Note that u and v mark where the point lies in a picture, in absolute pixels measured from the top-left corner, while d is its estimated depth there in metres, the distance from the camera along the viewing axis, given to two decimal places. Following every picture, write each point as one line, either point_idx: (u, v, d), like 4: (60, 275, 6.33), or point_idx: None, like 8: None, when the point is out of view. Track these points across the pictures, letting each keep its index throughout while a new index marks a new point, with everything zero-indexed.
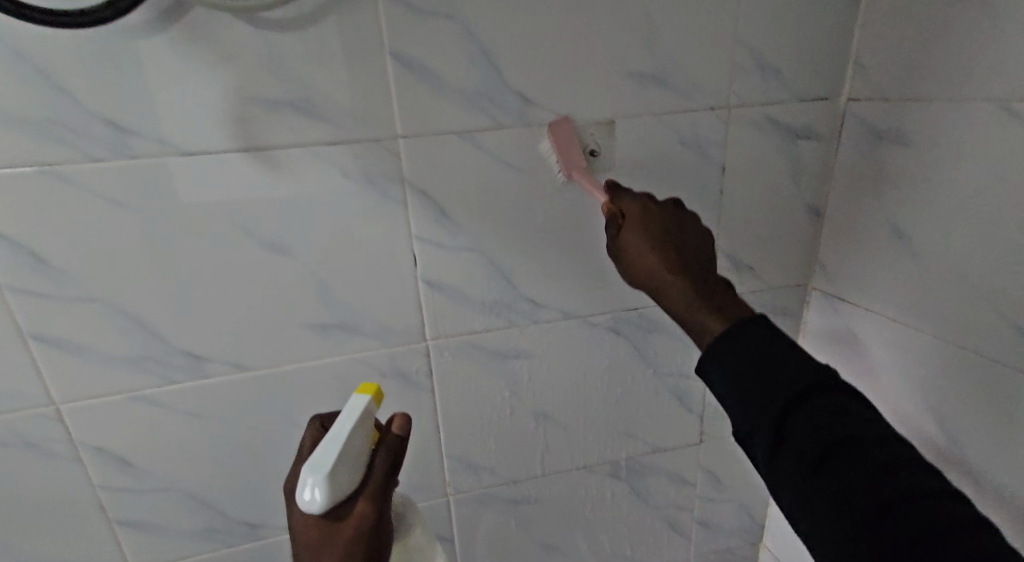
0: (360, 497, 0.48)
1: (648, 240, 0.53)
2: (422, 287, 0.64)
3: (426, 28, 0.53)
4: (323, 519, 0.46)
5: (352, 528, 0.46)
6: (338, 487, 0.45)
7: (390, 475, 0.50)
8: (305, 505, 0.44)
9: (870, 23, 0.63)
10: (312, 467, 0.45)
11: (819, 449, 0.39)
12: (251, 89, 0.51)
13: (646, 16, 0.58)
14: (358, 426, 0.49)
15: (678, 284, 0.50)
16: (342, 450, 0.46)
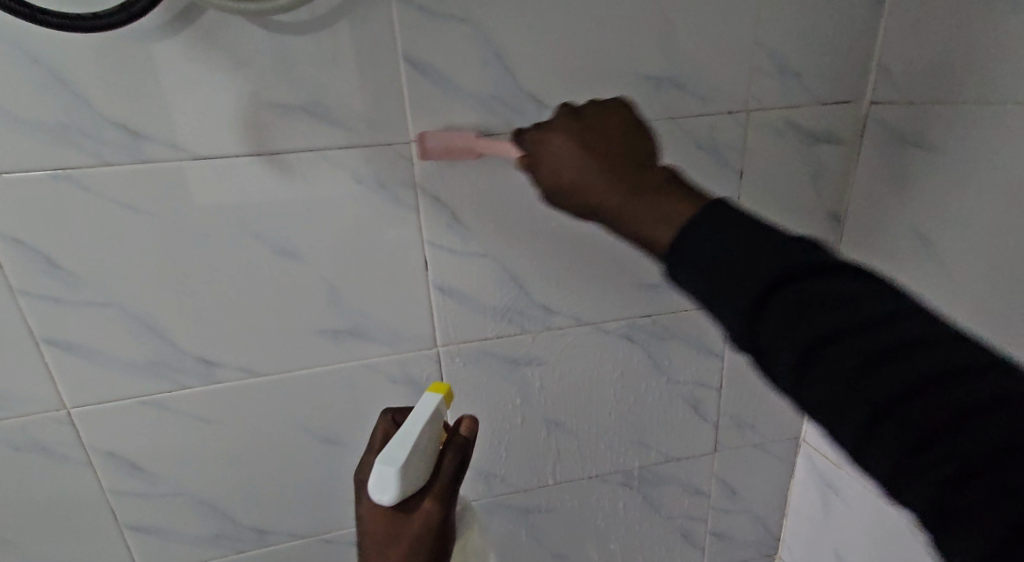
0: (427, 495, 0.48)
1: (575, 156, 0.44)
2: (433, 292, 0.63)
3: (440, 31, 0.53)
4: (393, 513, 0.46)
5: (419, 525, 0.47)
6: (410, 485, 0.46)
7: (457, 474, 0.51)
8: (376, 497, 0.45)
9: (894, 24, 0.61)
10: (383, 461, 0.45)
11: (808, 346, 0.32)
12: (264, 93, 0.51)
13: (663, 19, 0.57)
14: (427, 424, 0.50)
15: (620, 195, 0.41)
16: (413, 448, 0.47)
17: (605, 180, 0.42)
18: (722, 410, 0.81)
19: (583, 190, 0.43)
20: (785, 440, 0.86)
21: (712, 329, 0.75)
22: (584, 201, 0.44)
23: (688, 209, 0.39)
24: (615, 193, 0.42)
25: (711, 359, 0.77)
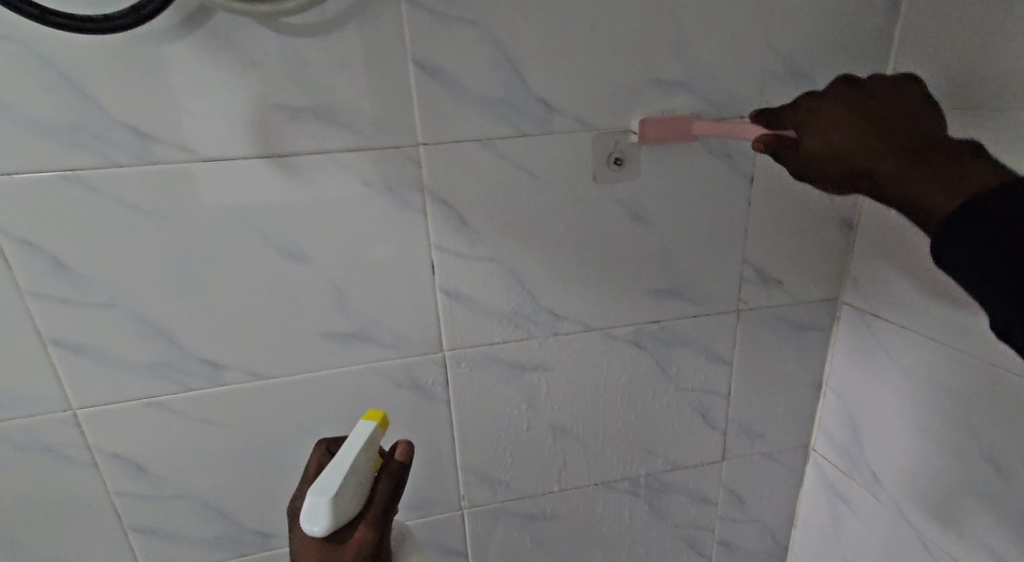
0: (359, 523, 0.49)
1: (855, 125, 0.49)
2: (440, 296, 0.63)
3: (449, 34, 0.52)
4: (323, 545, 0.48)
5: (350, 554, 0.48)
6: (337, 514, 0.47)
7: (388, 501, 0.52)
8: (307, 530, 0.46)
9: (910, 28, 0.60)
10: (314, 493, 0.47)
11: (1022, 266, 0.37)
12: (272, 95, 0.51)
13: (674, 22, 0.56)
14: (360, 453, 0.51)
15: (919, 172, 0.46)
16: (344, 477, 0.48)
17: (881, 147, 0.48)
18: (730, 418, 0.80)
19: (859, 161, 0.49)
20: (794, 450, 0.85)
21: (722, 336, 0.74)
22: (851, 168, 0.49)
23: (979, 180, 0.43)
24: (906, 163, 0.47)
25: (720, 366, 0.76)
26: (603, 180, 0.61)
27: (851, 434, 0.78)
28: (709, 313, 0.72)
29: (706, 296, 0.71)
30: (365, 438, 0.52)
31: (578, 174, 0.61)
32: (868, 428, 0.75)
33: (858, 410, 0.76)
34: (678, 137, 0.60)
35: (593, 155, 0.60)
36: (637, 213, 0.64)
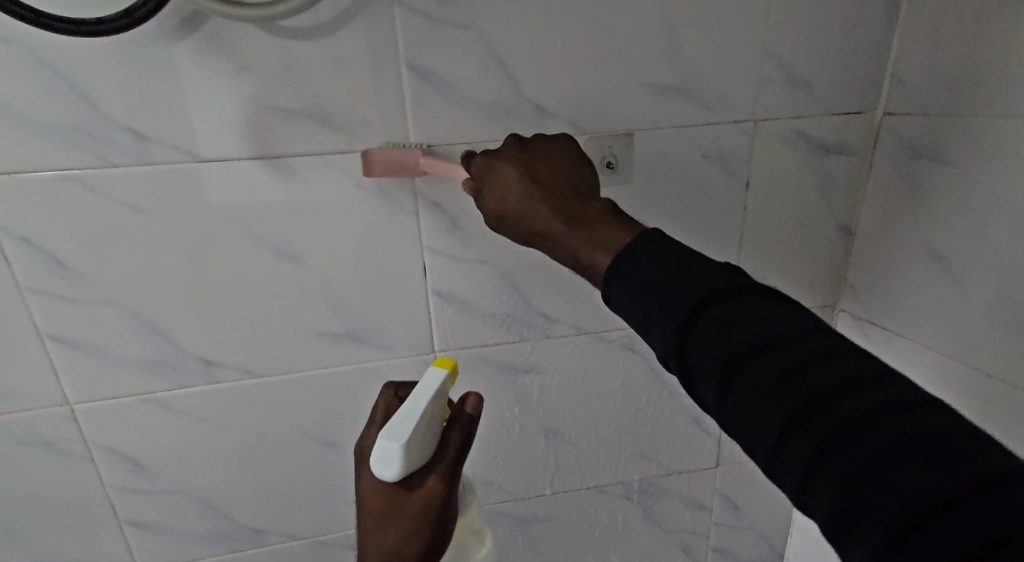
0: (431, 471, 0.48)
1: (525, 181, 0.47)
2: (431, 298, 0.63)
3: (442, 38, 0.53)
4: (393, 488, 0.46)
5: (421, 500, 0.47)
6: (409, 459, 0.45)
7: (460, 453, 0.50)
8: (378, 471, 0.44)
9: (911, 32, 0.59)
10: (387, 435, 0.45)
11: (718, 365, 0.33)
12: (266, 97, 0.51)
13: (670, 27, 0.56)
14: (434, 401, 0.49)
15: (561, 222, 0.44)
16: (417, 420, 0.46)
17: (535, 197, 0.46)
18: None
19: (517, 203, 0.46)
20: None
21: None
22: (529, 228, 0.46)
23: (625, 237, 0.42)
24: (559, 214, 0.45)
25: None
26: None
27: None
28: None
29: None
30: (438, 386, 0.50)
31: None
32: None
33: None
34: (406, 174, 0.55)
35: None
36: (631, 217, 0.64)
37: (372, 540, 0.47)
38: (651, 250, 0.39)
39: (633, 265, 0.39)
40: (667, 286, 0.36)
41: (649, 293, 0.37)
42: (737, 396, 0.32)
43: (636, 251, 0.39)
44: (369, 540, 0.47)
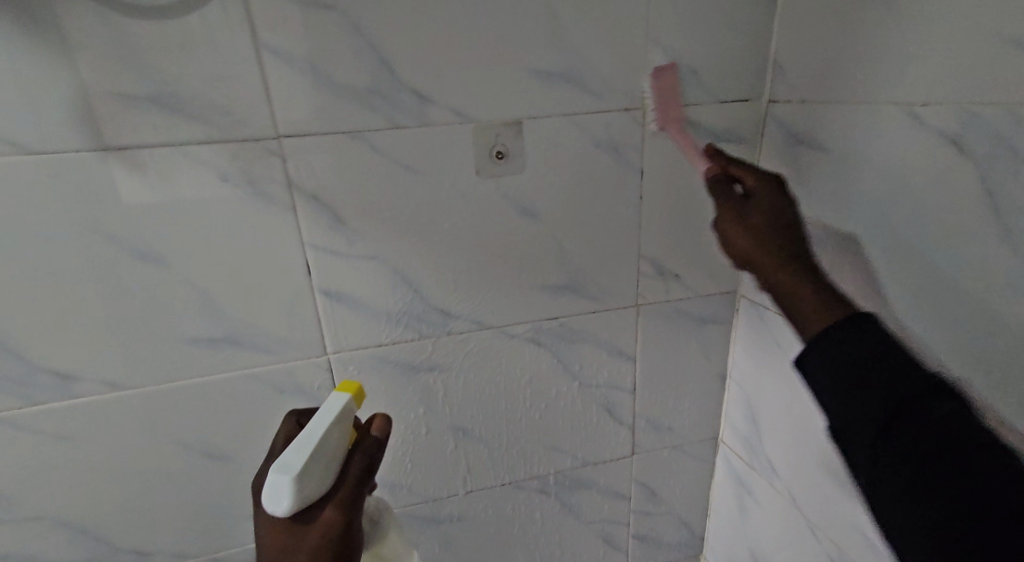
0: (329, 502, 0.45)
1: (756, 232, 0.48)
2: (319, 298, 0.60)
3: (301, 18, 0.49)
4: (289, 523, 0.44)
5: (320, 533, 0.44)
6: (300, 494, 0.43)
7: (361, 483, 0.48)
8: (271, 508, 0.43)
9: (788, 19, 0.59)
10: (278, 470, 0.43)
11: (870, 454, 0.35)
12: (105, 84, 0.47)
13: (547, 10, 0.55)
14: (333, 427, 0.47)
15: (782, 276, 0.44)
16: (312, 451, 0.44)
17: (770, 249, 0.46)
18: (638, 413, 0.80)
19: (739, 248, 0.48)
20: (703, 442, 0.85)
21: (622, 332, 0.73)
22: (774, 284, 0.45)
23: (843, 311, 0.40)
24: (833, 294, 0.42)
25: (624, 362, 0.75)
26: (486, 174, 0.59)
27: (752, 425, 0.79)
28: (607, 309, 0.71)
29: (602, 291, 0.70)
30: (335, 417, 0.48)
31: (459, 169, 0.58)
32: (766, 417, 0.76)
33: (756, 400, 0.77)
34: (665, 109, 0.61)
35: (473, 147, 0.58)
36: (525, 208, 0.62)
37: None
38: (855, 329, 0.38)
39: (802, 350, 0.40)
40: (861, 376, 0.36)
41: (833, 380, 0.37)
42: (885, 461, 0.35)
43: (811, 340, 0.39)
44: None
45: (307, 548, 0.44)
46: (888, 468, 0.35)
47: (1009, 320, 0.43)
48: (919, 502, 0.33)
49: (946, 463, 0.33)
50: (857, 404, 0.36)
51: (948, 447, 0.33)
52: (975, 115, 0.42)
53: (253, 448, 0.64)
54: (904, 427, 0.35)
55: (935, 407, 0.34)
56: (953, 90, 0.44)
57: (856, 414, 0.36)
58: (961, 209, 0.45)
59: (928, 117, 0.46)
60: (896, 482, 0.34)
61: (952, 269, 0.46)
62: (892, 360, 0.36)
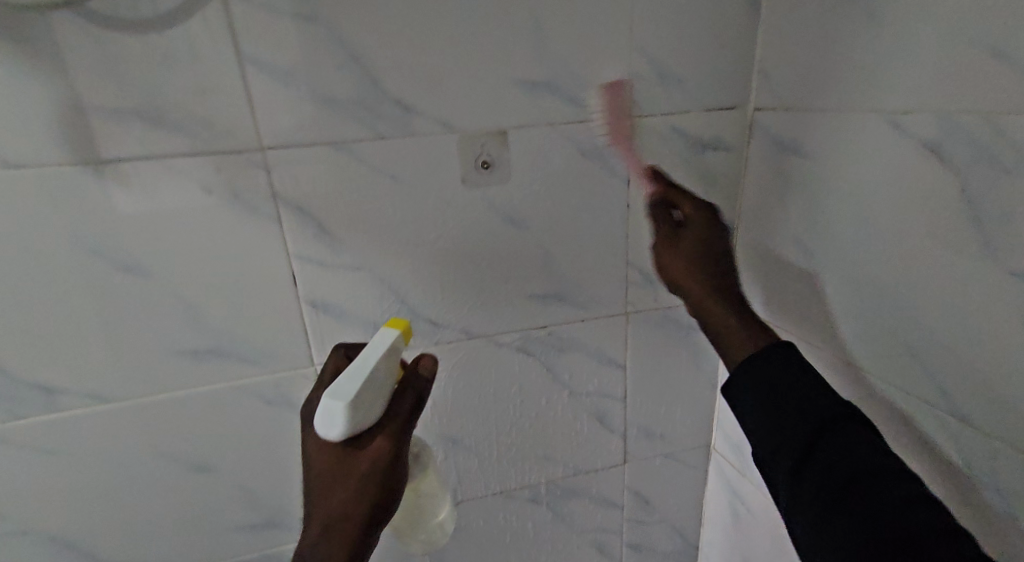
0: (379, 432, 0.47)
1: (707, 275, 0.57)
2: (306, 309, 0.59)
3: (284, 31, 0.50)
4: (342, 448, 0.46)
5: (370, 458, 0.47)
6: (352, 421, 0.43)
7: (410, 418, 0.49)
8: (324, 432, 0.43)
9: (771, 27, 0.60)
10: (332, 395, 0.43)
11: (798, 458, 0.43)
12: (88, 98, 0.47)
13: (531, 20, 0.55)
14: (382, 359, 0.47)
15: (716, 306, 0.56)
16: (365, 378, 0.44)
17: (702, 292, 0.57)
18: (629, 421, 0.79)
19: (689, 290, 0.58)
20: (696, 449, 0.85)
21: (613, 340, 0.73)
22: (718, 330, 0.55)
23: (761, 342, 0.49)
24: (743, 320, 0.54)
25: (614, 370, 0.75)
26: (472, 184, 0.59)
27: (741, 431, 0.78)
28: (597, 317, 0.71)
29: (592, 299, 0.70)
30: (384, 353, 0.47)
31: (445, 179, 0.58)
32: None
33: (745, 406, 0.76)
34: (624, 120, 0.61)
35: (459, 157, 0.58)
36: (512, 217, 0.62)
37: (323, 500, 0.47)
38: (781, 358, 0.48)
39: (739, 381, 0.49)
40: (790, 405, 0.45)
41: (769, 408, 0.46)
42: (805, 477, 0.42)
43: (751, 367, 0.48)
44: (321, 501, 0.47)
45: (359, 473, 0.46)
46: (814, 469, 0.42)
47: (991, 326, 0.43)
48: (834, 514, 0.40)
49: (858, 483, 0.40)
50: (788, 429, 0.44)
51: (857, 469, 0.41)
52: (954, 123, 0.43)
53: (240, 460, 0.63)
54: (822, 449, 0.43)
55: (849, 434, 0.42)
56: (933, 99, 0.44)
57: (784, 436, 0.44)
58: (943, 216, 0.45)
59: (908, 125, 0.46)
60: (821, 491, 0.41)
61: (935, 276, 0.46)
62: (814, 392, 0.45)
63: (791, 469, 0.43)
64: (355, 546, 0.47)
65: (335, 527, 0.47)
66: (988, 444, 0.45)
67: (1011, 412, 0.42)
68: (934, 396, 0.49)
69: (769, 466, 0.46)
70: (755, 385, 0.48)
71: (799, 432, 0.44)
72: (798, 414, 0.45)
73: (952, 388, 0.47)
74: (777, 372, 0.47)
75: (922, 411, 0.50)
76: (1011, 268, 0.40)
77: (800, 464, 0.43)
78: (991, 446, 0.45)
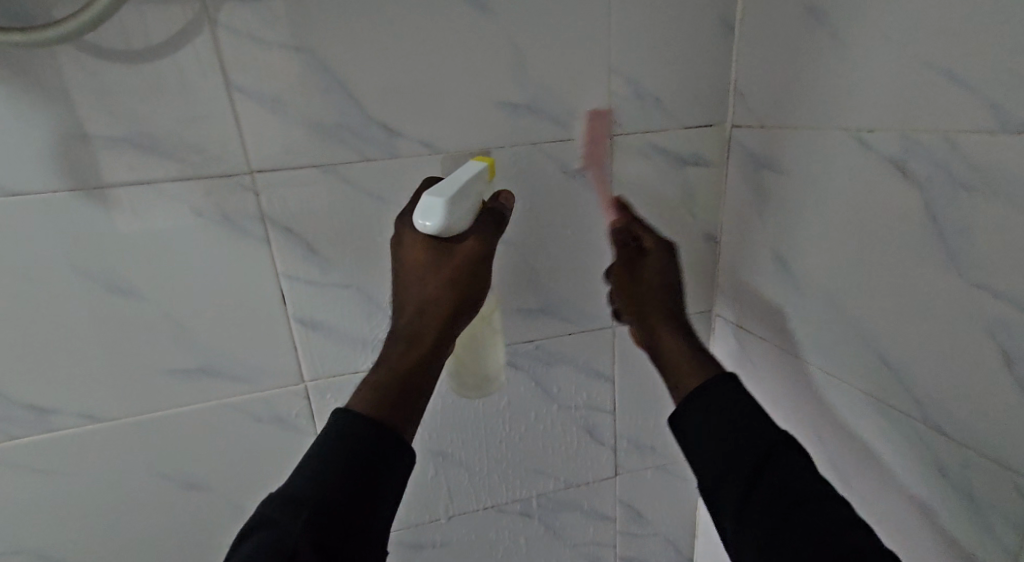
0: (470, 233, 0.51)
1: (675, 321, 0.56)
2: (295, 326, 0.61)
3: (270, 59, 0.51)
4: (436, 243, 0.50)
5: (461, 256, 0.51)
6: (454, 217, 0.48)
7: (496, 234, 0.53)
8: (421, 224, 0.48)
9: (745, 48, 0.62)
10: (433, 193, 0.48)
11: (747, 474, 0.44)
12: (80, 125, 0.49)
13: (511, 45, 0.57)
14: (474, 179, 0.51)
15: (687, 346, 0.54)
16: (460, 185, 0.49)
17: (659, 315, 0.57)
18: (619, 433, 0.80)
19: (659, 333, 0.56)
20: (687, 461, 0.86)
21: (600, 354, 0.74)
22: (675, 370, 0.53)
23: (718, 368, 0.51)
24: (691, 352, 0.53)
25: (602, 383, 0.76)
26: None
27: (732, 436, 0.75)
28: (583, 331, 0.72)
29: (577, 313, 0.71)
30: (479, 171, 0.52)
31: None
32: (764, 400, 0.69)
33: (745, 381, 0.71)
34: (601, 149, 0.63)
35: (443, 177, 0.59)
36: None
37: (413, 293, 0.51)
38: (720, 388, 0.49)
39: (687, 407, 0.49)
40: (737, 430, 0.46)
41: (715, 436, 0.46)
42: (754, 505, 0.43)
43: (696, 397, 0.49)
44: (412, 292, 0.51)
45: (451, 269, 0.51)
46: (764, 484, 0.43)
47: (959, 338, 0.44)
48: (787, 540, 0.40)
49: (803, 509, 0.41)
50: (732, 458, 0.45)
51: (800, 496, 0.42)
52: (917, 142, 0.44)
53: (229, 478, 0.64)
54: (768, 477, 0.43)
55: (787, 457, 0.44)
56: (896, 118, 0.46)
57: (730, 462, 0.45)
58: (910, 232, 0.46)
59: (874, 143, 0.48)
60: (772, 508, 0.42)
61: (906, 289, 0.47)
62: (756, 419, 0.46)
63: (739, 490, 0.44)
64: (441, 335, 0.51)
65: (422, 318, 0.51)
66: (962, 453, 0.46)
67: (982, 421, 0.44)
68: (910, 407, 0.49)
69: (711, 491, 0.46)
70: (702, 411, 0.48)
71: (743, 460, 0.45)
72: (753, 434, 0.45)
73: (926, 398, 0.48)
74: (720, 408, 0.47)
75: (900, 421, 0.51)
76: (976, 283, 0.42)
77: (750, 491, 0.43)
78: (965, 456, 0.46)
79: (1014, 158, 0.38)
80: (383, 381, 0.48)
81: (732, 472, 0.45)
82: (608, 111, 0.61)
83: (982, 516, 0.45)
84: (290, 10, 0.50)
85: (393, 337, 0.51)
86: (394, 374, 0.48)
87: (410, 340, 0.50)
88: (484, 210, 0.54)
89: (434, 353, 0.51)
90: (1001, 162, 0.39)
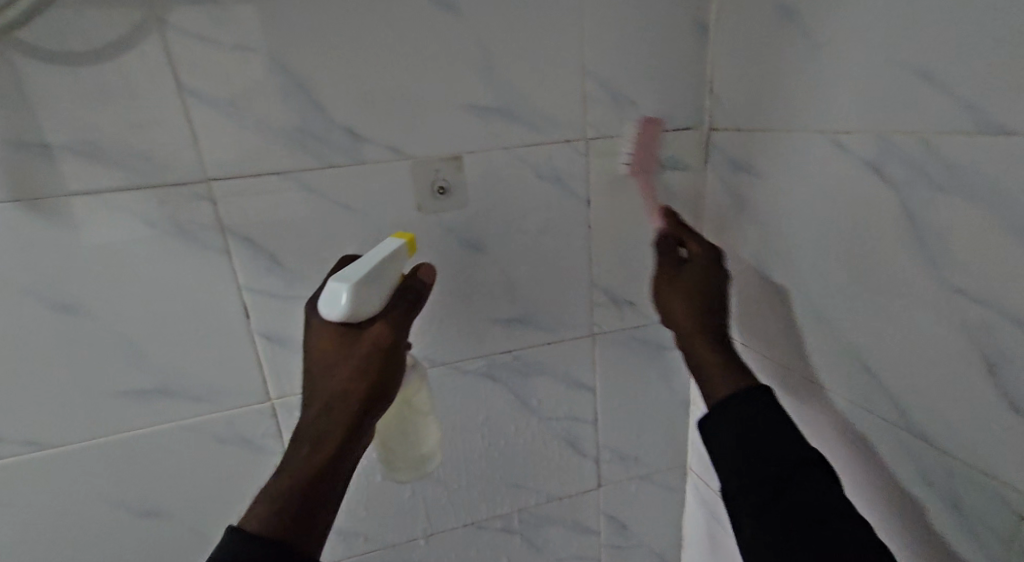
0: (378, 320, 0.48)
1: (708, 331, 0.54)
2: (259, 342, 0.58)
3: (225, 62, 0.49)
4: (342, 332, 0.47)
5: (369, 343, 0.47)
6: (361, 300, 0.45)
7: (406, 313, 0.50)
8: (325, 313, 0.45)
9: (719, 50, 0.61)
10: (338, 278, 0.45)
11: (765, 487, 0.45)
12: (20, 134, 0.46)
13: (481, 47, 0.55)
14: (383, 261, 0.48)
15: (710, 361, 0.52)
16: (368, 269, 0.46)
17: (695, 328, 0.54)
18: (602, 444, 0.78)
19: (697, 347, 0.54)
20: (672, 470, 0.84)
21: (579, 363, 0.72)
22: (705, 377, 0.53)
23: None
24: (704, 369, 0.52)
25: (583, 393, 0.74)
26: (428, 211, 0.58)
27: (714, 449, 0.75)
28: (563, 340, 0.70)
29: (556, 322, 0.69)
30: (391, 252, 0.49)
31: (400, 205, 0.57)
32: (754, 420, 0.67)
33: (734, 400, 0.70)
34: (653, 158, 0.62)
35: (413, 185, 0.57)
36: (472, 242, 0.61)
37: (321, 387, 0.48)
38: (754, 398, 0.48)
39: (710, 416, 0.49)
40: (757, 442, 0.46)
41: (735, 441, 0.47)
42: (768, 518, 0.43)
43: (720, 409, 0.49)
44: (320, 387, 0.48)
45: (356, 359, 0.47)
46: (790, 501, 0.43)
47: (936, 342, 0.43)
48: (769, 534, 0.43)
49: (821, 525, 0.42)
50: (755, 465, 0.45)
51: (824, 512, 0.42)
52: (893, 144, 0.43)
53: (191, 503, 0.61)
54: (788, 489, 0.44)
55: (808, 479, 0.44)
56: (871, 120, 0.45)
57: (751, 483, 0.45)
58: (887, 235, 0.45)
59: (852, 145, 0.47)
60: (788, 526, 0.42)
61: (886, 294, 0.46)
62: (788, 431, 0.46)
63: (756, 506, 0.44)
64: (350, 432, 0.47)
65: (331, 414, 0.47)
66: (945, 460, 0.45)
67: (963, 426, 0.43)
68: (893, 414, 0.48)
69: (731, 502, 0.47)
70: (725, 426, 0.48)
71: (771, 468, 0.45)
72: (791, 449, 0.45)
73: (909, 405, 0.46)
74: (749, 413, 0.48)
75: (883, 429, 0.49)
76: (957, 288, 0.41)
77: (762, 508, 0.44)
78: (949, 464, 0.44)
79: (991, 159, 0.37)
80: (280, 495, 0.44)
81: (753, 485, 0.45)
82: (660, 119, 0.62)
83: (968, 525, 0.44)
84: (245, 12, 0.48)
85: (301, 437, 0.48)
86: (301, 476, 0.45)
87: (313, 443, 0.47)
88: (401, 286, 0.51)
89: (341, 455, 0.47)
90: (977, 161, 0.38)
